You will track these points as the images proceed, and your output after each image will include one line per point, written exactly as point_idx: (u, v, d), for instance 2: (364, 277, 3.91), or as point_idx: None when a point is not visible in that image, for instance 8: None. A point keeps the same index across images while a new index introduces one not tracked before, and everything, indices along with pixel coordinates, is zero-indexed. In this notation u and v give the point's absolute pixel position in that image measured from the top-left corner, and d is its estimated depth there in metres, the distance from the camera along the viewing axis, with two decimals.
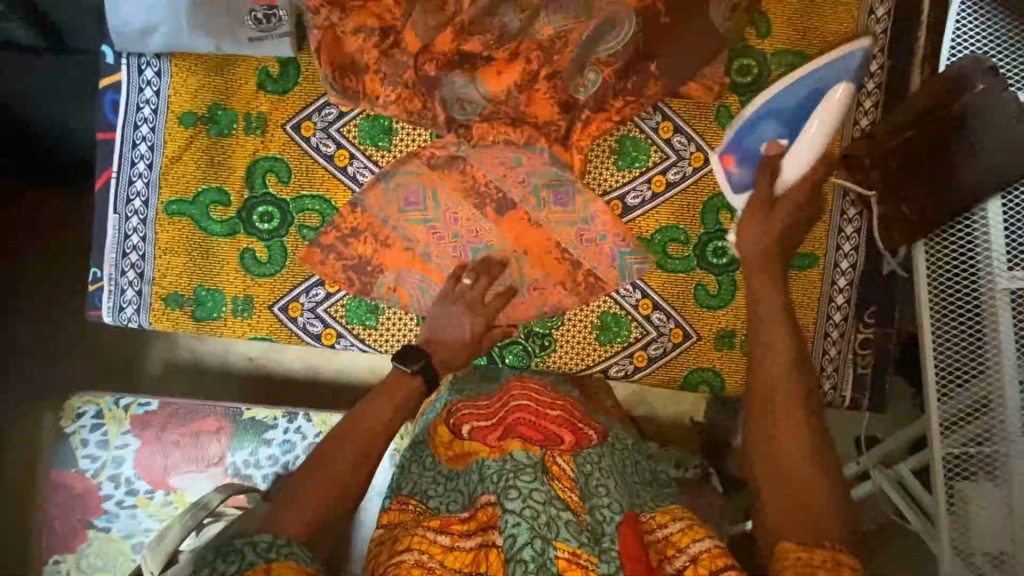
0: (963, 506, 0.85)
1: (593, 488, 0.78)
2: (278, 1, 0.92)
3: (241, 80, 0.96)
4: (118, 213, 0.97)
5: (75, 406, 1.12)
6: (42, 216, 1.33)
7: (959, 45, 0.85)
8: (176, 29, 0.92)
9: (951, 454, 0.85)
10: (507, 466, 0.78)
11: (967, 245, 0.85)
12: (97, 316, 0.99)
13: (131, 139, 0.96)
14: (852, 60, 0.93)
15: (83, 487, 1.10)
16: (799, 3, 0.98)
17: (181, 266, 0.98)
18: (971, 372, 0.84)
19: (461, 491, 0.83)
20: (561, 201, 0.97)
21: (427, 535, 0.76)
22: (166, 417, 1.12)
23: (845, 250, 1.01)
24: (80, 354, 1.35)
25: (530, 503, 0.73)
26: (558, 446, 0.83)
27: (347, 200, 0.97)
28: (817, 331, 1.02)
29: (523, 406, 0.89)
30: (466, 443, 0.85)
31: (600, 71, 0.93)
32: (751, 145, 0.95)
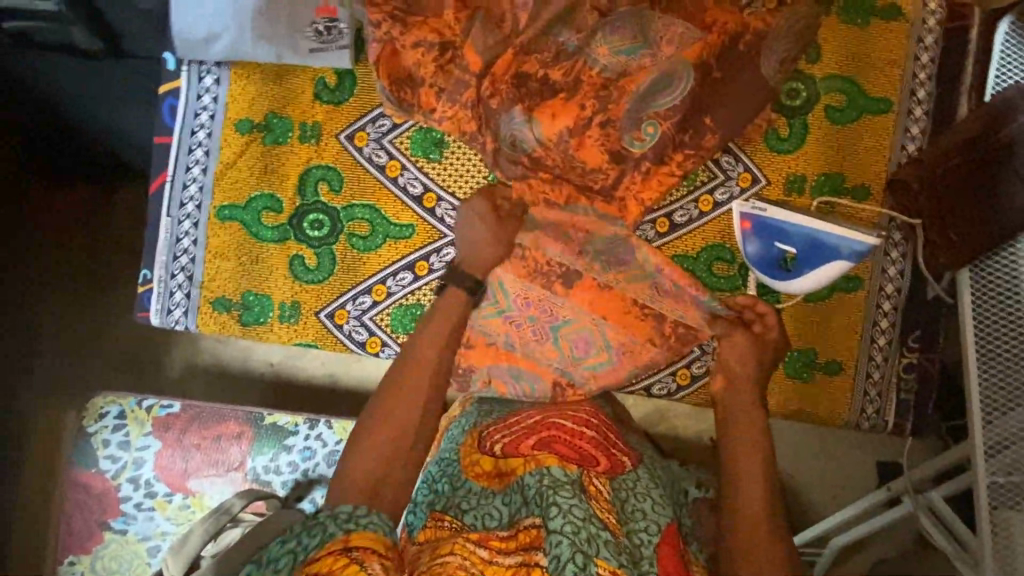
0: (1007, 536, 0.83)
1: (630, 513, 0.81)
2: (340, 14, 0.93)
3: (298, 90, 0.98)
4: (171, 216, 0.99)
5: (99, 406, 1.13)
6: (81, 216, 1.35)
7: (1003, 75, 0.87)
8: (238, 38, 0.93)
9: (995, 482, 0.84)
10: (545, 482, 0.78)
11: (1008, 273, 0.86)
12: (146, 318, 1.01)
13: (187, 144, 0.98)
14: (863, 244, 0.89)
15: (102, 488, 1.10)
16: (850, 29, 0.99)
17: (230, 270, 0.99)
18: (1018, 399, 0.83)
19: (500, 506, 0.81)
20: (613, 254, 0.96)
21: (468, 544, 0.75)
22: (188, 419, 1.12)
23: (889, 274, 1.01)
24: (105, 356, 1.35)
25: (571, 519, 0.73)
26: (594, 467, 0.84)
27: (397, 207, 0.98)
28: (862, 354, 1.01)
29: (557, 425, 0.89)
30: (501, 462, 0.85)
31: (659, 125, 0.93)
32: (760, 242, 0.93)
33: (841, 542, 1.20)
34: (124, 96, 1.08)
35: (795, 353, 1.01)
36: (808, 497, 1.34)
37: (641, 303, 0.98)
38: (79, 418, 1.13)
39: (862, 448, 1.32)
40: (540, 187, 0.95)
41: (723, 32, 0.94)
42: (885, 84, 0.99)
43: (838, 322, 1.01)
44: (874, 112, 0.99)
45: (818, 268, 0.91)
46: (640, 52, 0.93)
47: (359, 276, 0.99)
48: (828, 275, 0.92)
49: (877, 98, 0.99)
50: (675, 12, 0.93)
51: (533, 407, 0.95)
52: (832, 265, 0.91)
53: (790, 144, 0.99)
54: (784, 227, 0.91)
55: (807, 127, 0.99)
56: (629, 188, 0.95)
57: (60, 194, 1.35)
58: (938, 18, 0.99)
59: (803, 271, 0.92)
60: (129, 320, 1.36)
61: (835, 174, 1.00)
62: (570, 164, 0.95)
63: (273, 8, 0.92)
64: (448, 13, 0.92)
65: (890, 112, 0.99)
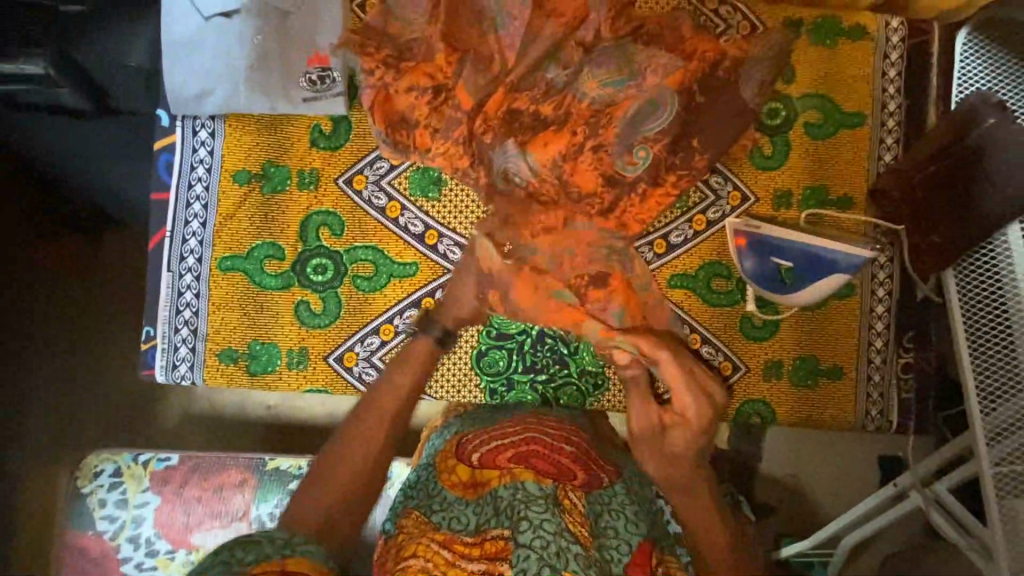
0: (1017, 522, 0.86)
1: (603, 530, 0.82)
2: (332, 62, 0.96)
3: (295, 138, 0.99)
4: (173, 271, 0.98)
5: (93, 465, 1.10)
6: (63, 269, 1.32)
7: (964, 84, 0.92)
8: (234, 92, 0.96)
9: (998, 470, 0.87)
10: (517, 496, 0.79)
11: (991, 268, 0.90)
12: (151, 375, 1.00)
13: (185, 198, 0.98)
14: (862, 257, 0.93)
15: (100, 551, 1.06)
16: (821, 50, 1.04)
17: (235, 320, 0.98)
18: (1010, 387, 0.86)
19: (469, 513, 0.82)
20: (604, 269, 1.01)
21: (431, 545, 0.77)
22: (186, 472, 1.10)
23: (879, 279, 1.04)
24: (100, 412, 1.33)
25: (541, 533, 0.74)
26: (571, 480, 0.85)
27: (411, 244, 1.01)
28: (861, 358, 1.04)
29: (535, 439, 0.90)
30: (476, 472, 0.86)
31: (649, 149, 0.97)
32: (758, 259, 0.97)
33: (848, 542, 1.21)
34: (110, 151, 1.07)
35: (798, 361, 1.04)
36: (812, 499, 1.36)
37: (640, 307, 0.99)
38: (72, 480, 1.11)
39: (862, 447, 1.35)
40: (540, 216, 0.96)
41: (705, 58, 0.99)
42: (857, 100, 1.04)
43: (835, 329, 1.04)
44: (849, 126, 1.04)
45: (820, 279, 0.95)
46: (625, 83, 0.96)
47: (366, 317, 0.99)
48: (830, 285, 0.95)
49: (851, 113, 1.04)
50: (657, 43, 0.97)
51: (517, 417, 0.96)
52: (832, 276, 0.95)
53: (775, 161, 1.03)
54: (779, 243, 0.95)
55: (789, 144, 1.03)
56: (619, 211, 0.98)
57: (50, 249, 1.32)
58: (902, 35, 1.04)
59: (806, 284, 0.96)
60: (120, 375, 1.33)
61: (819, 186, 1.04)
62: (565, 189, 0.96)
63: (266, 60, 0.96)
64: (439, 57, 0.94)
65: (863, 125, 1.04)
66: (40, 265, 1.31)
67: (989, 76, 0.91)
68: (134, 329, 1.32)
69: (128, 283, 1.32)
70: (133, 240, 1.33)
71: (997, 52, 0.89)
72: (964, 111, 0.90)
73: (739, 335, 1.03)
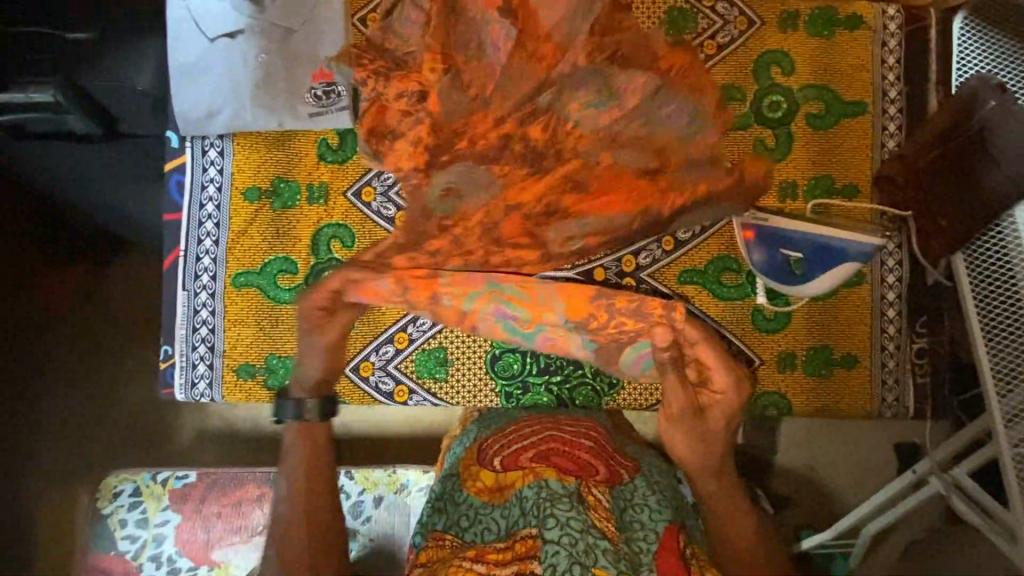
0: None
1: (627, 524, 0.84)
2: (336, 78, 0.99)
3: (301, 153, 1.00)
4: (187, 289, 0.99)
5: (112, 486, 1.11)
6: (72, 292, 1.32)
7: (965, 67, 0.93)
8: (240, 110, 0.97)
9: (1018, 451, 0.87)
10: (542, 495, 0.81)
11: (1001, 250, 0.91)
12: (169, 394, 1.01)
13: (197, 217, 1.00)
14: (866, 246, 0.92)
15: (123, 570, 1.07)
16: (818, 41, 1.04)
17: (251, 335, 0.99)
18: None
19: (498, 518, 0.85)
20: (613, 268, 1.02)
21: (463, 563, 0.77)
22: (204, 489, 1.11)
23: (889, 265, 1.05)
24: (120, 432, 1.34)
25: (568, 531, 0.75)
26: (593, 476, 0.88)
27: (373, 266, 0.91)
28: (874, 345, 1.04)
29: (556, 437, 0.93)
30: (500, 477, 0.89)
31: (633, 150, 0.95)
32: (768, 250, 0.95)
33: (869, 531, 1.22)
34: (121, 173, 1.10)
35: (811, 351, 1.04)
36: (831, 490, 1.35)
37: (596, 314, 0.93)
38: (94, 500, 1.12)
39: (879, 434, 1.35)
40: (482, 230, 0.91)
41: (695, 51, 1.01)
42: (857, 89, 1.05)
43: (847, 317, 1.04)
44: (851, 116, 1.05)
45: (830, 272, 0.95)
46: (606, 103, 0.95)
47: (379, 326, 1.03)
48: (838, 277, 0.95)
49: (852, 102, 1.05)
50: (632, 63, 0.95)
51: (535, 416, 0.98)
52: (843, 268, 0.95)
53: (778, 153, 1.04)
54: (790, 235, 0.93)
55: (791, 136, 1.04)
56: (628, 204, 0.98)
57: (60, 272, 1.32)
58: (898, 22, 1.05)
59: (816, 277, 0.95)
60: (138, 395, 1.33)
61: (824, 177, 1.04)
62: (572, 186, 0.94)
63: (271, 78, 0.97)
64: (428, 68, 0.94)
65: (865, 114, 1.05)
66: (52, 288, 1.32)
67: (989, 57, 0.92)
68: (148, 349, 1.33)
69: (140, 303, 1.33)
70: (137, 261, 1.33)
71: (994, 36, 0.91)
72: (964, 98, 0.91)
73: (752, 326, 1.04)
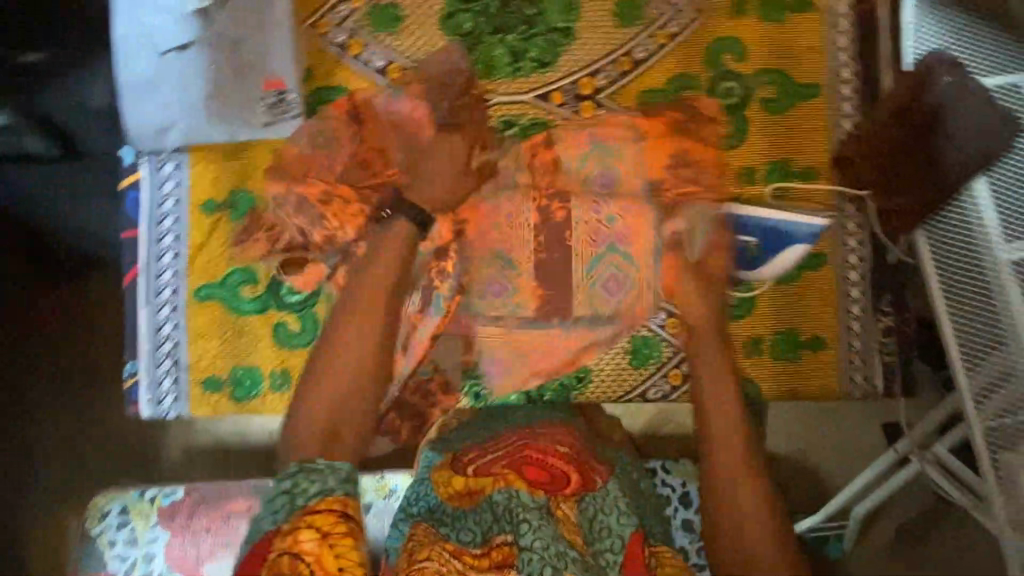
0: (1012, 476, 0.84)
1: (597, 531, 0.81)
2: (288, 86, 0.97)
3: (256, 164, 1.00)
4: (149, 305, 0.99)
5: (100, 505, 1.08)
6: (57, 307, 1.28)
7: (920, 45, 0.91)
8: (194, 124, 0.97)
9: (989, 428, 0.85)
10: (514, 501, 0.79)
11: (963, 225, 0.88)
12: (136, 411, 1.00)
13: (156, 233, 1.00)
14: (818, 225, 0.96)
15: None
16: (769, 25, 1.04)
17: (214, 349, 0.99)
18: (992, 343, 0.85)
19: (472, 523, 0.81)
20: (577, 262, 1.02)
21: (444, 552, 0.76)
22: (194, 504, 1.08)
23: (850, 246, 1.05)
24: (98, 452, 1.30)
25: (541, 535, 0.76)
26: (563, 490, 0.84)
27: (321, 194, 0.96)
28: (840, 327, 1.05)
29: (534, 445, 0.89)
30: (470, 481, 0.85)
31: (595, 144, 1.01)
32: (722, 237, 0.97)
33: (858, 512, 1.25)
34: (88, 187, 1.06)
35: (777, 336, 1.04)
36: (818, 469, 1.35)
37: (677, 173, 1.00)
38: (81, 521, 1.09)
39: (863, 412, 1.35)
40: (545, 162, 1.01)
41: (644, 40, 1.03)
42: (810, 71, 1.05)
43: (811, 300, 1.05)
44: (805, 98, 1.05)
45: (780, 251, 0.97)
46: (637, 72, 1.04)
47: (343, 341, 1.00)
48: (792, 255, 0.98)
49: (807, 85, 1.05)
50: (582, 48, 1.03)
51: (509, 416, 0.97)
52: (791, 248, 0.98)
53: (735, 140, 1.04)
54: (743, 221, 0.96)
55: (747, 121, 1.04)
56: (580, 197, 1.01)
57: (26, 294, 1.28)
58: (848, 3, 1.05)
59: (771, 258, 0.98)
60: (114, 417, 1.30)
61: (780, 161, 1.05)
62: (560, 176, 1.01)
63: (223, 90, 0.97)
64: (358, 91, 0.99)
65: (819, 96, 1.05)
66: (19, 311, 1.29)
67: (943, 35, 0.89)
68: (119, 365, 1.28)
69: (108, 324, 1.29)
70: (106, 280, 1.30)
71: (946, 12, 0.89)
72: (919, 74, 0.90)
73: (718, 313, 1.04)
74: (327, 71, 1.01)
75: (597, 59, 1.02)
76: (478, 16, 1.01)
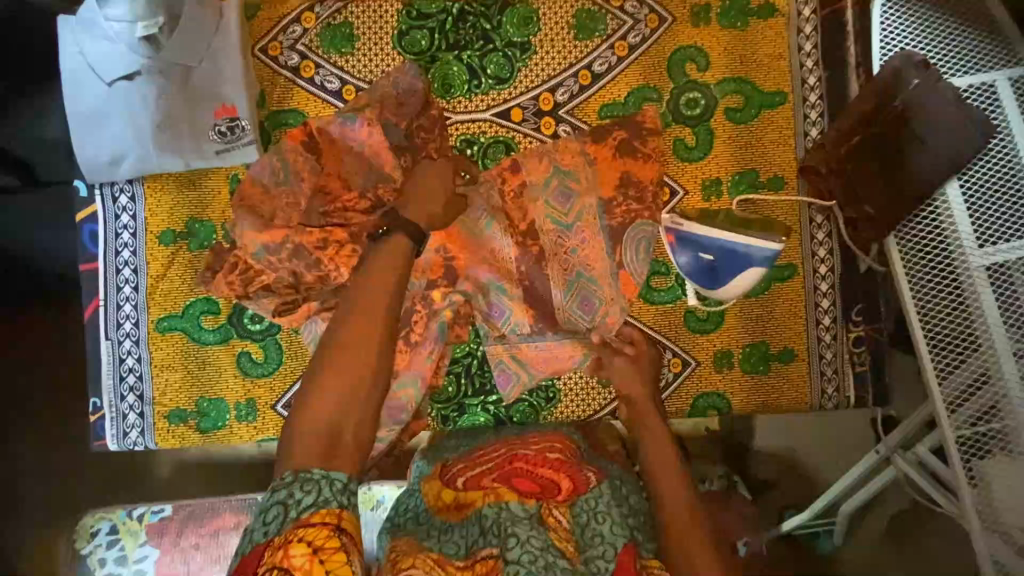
0: (985, 483, 0.82)
1: (590, 539, 0.76)
2: (239, 112, 0.95)
3: (214, 192, 0.99)
4: (111, 339, 0.98)
5: (88, 525, 1.06)
6: (51, 313, 1.27)
7: (888, 44, 0.88)
8: (144, 153, 0.95)
9: (961, 437, 0.83)
10: (503, 515, 0.76)
11: (935, 229, 0.86)
12: (103, 446, 1.00)
13: (115, 265, 0.99)
14: (771, 248, 0.89)
15: None
16: (731, 34, 1.02)
17: (178, 381, 0.98)
18: (964, 349, 0.83)
19: (458, 538, 0.79)
20: (543, 283, 1.01)
21: (428, 560, 0.74)
22: (182, 520, 1.07)
23: (820, 256, 1.04)
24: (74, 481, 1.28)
25: (528, 548, 0.72)
26: (555, 496, 0.80)
27: (317, 240, 0.91)
28: (811, 338, 1.04)
29: (522, 454, 0.87)
30: (460, 494, 0.83)
31: (559, 163, 1.00)
32: (685, 253, 0.94)
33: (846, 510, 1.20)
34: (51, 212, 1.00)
35: (748, 348, 1.03)
36: (813, 472, 1.30)
37: (650, 193, 1.01)
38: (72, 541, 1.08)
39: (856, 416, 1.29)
40: (516, 180, 1.00)
41: (603, 50, 1.01)
42: (776, 78, 1.03)
43: (782, 312, 1.03)
44: (771, 106, 1.03)
45: (738, 275, 0.91)
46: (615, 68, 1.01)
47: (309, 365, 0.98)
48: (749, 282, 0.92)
49: (772, 92, 1.03)
50: (547, 50, 1.00)
51: (480, 435, 0.95)
52: (751, 273, 0.91)
53: (699, 152, 1.02)
54: (704, 240, 0.91)
55: (712, 131, 1.02)
56: (547, 214, 1.00)
57: None
58: (813, 7, 1.02)
59: (727, 282, 0.93)
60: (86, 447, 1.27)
61: (748, 171, 1.03)
62: (521, 191, 1.00)
63: (171, 118, 0.95)
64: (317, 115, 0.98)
65: (785, 103, 1.03)
66: None
67: (912, 34, 0.87)
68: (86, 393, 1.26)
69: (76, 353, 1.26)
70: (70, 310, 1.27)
71: (916, 9, 0.87)
72: (887, 76, 0.88)
73: (689, 327, 1.03)
74: (281, 95, 0.99)
75: (556, 74, 1.00)
76: (434, 33, 0.99)
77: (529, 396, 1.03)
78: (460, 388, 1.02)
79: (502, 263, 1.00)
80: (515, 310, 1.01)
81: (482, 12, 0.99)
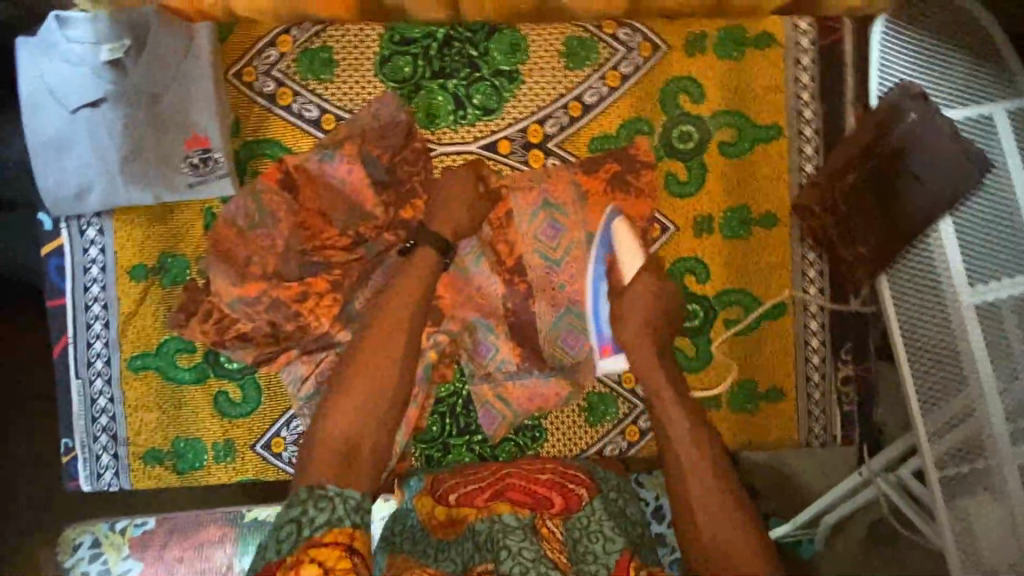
0: (968, 524, 0.79)
1: (580, 556, 0.78)
2: (212, 143, 0.91)
3: (187, 226, 0.95)
4: (82, 377, 0.95)
5: (71, 538, 0.98)
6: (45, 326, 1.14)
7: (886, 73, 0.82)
8: (111, 186, 0.90)
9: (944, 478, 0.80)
10: (495, 528, 0.79)
11: (927, 265, 0.81)
12: (75, 486, 0.97)
13: (83, 301, 0.95)
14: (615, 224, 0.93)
15: None
16: (727, 64, 0.99)
17: (154, 421, 0.96)
18: (952, 390, 0.79)
19: (454, 555, 0.81)
20: (530, 324, 0.98)
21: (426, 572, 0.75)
22: (167, 532, 0.99)
23: (811, 293, 1.02)
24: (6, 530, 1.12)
25: (520, 560, 0.74)
26: (547, 509, 0.83)
27: (296, 294, 0.90)
28: (800, 376, 1.03)
29: (515, 473, 0.88)
30: (453, 509, 0.85)
31: (550, 192, 0.96)
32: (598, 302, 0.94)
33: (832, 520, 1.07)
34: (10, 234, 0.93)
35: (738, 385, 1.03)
36: None
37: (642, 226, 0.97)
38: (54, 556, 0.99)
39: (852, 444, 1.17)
40: (504, 212, 0.96)
41: (595, 77, 0.97)
42: (770, 111, 1.00)
43: (772, 351, 1.02)
44: (765, 139, 1.00)
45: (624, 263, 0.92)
46: (607, 97, 0.97)
47: (287, 404, 0.96)
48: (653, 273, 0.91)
49: (768, 125, 1.00)
50: (536, 78, 0.96)
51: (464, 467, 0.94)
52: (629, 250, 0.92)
53: (691, 187, 0.99)
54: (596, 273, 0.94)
55: (705, 166, 0.99)
56: (535, 250, 0.97)
57: None
58: (813, 37, 0.99)
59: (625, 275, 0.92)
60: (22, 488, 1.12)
61: (740, 207, 1.00)
62: (508, 225, 0.96)
63: (140, 150, 0.90)
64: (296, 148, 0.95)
65: (781, 137, 1.00)
66: None
67: (910, 60, 0.81)
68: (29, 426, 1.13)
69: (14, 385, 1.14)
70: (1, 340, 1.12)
71: (915, 34, 0.80)
72: (885, 111, 0.85)
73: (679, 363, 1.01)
74: (257, 124, 0.94)
75: (546, 104, 0.97)
76: (417, 59, 0.95)
77: (515, 436, 1.01)
78: (445, 428, 0.99)
79: (488, 302, 0.98)
80: (502, 348, 0.98)
81: (469, 38, 0.95)
